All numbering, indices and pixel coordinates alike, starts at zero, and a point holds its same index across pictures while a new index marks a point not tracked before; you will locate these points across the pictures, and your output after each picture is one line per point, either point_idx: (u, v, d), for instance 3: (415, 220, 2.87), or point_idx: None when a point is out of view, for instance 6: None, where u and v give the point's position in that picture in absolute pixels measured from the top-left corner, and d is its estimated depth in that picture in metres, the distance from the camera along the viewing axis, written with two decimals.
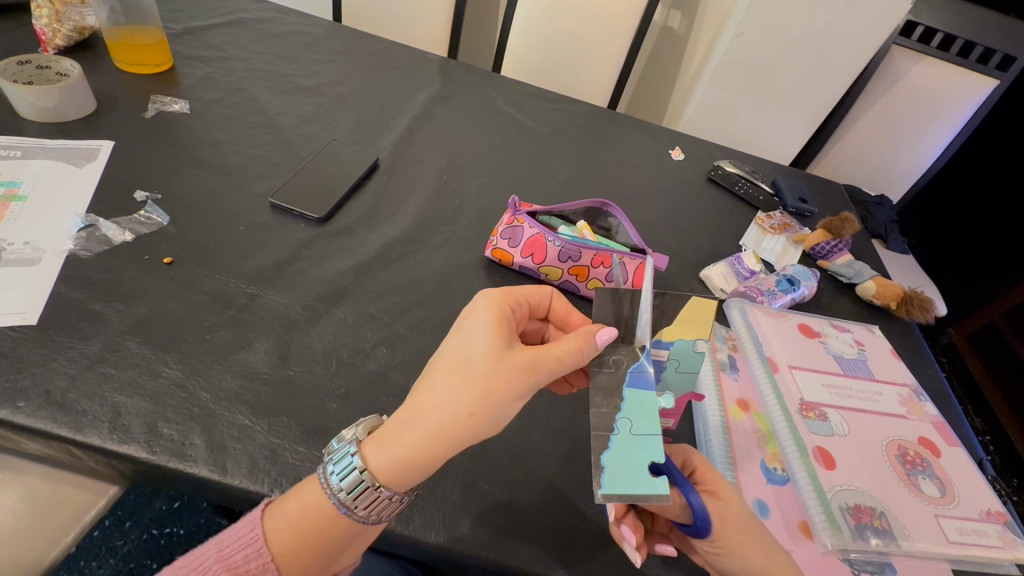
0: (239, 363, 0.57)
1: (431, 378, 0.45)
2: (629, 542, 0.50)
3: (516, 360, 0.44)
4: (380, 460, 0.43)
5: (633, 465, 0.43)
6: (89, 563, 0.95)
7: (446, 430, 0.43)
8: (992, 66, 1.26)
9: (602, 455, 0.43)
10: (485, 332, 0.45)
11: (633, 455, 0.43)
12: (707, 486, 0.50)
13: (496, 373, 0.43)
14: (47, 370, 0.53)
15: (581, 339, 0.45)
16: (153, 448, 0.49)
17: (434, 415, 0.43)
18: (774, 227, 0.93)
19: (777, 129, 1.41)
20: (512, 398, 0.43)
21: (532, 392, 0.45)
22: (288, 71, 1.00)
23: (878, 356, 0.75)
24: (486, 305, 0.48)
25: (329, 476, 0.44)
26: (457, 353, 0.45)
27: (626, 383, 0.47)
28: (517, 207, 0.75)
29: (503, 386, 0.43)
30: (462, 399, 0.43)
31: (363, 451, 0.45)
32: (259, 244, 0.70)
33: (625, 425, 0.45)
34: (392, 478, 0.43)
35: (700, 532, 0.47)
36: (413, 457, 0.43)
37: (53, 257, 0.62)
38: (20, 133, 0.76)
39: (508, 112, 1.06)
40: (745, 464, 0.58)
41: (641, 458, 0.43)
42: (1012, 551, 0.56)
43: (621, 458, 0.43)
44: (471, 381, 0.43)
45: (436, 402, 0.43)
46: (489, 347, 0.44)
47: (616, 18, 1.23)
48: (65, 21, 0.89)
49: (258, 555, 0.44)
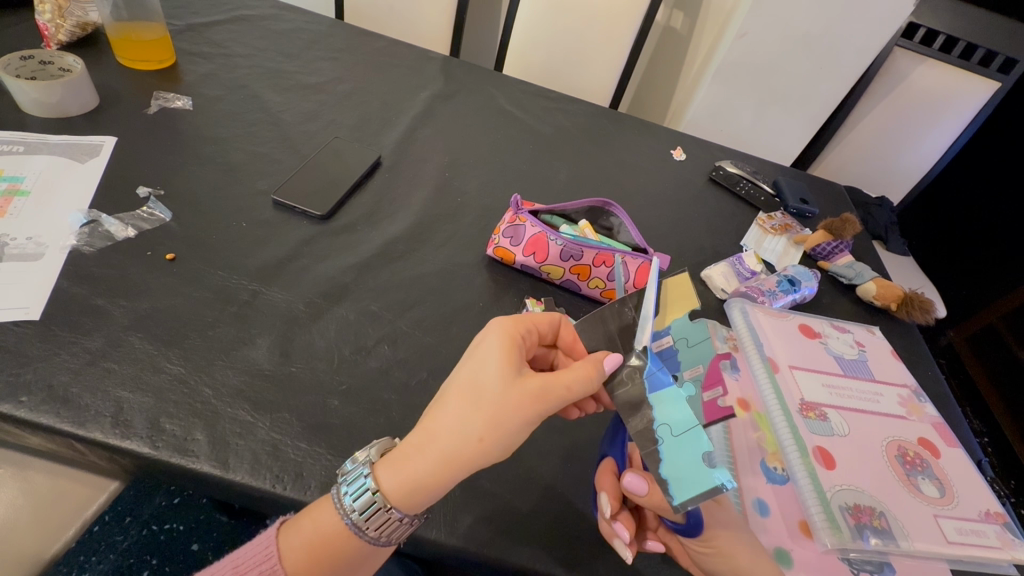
0: (241, 360, 0.57)
1: (440, 404, 0.44)
2: (621, 538, 0.50)
3: (527, 387, 0.44)
4: (392, 481, 0.43)
5: (692, 465, 0.41)
6: (89, 558, 0.95)
7: (456, 455, 0.42)
8: (993, 69, 1.28)
9: (660, 469, 0.43)
10: (495, 359, 0.45)
11: (685, 455, 0.42)
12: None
13: (507, 399, 0.43)
14: (50, 365, 0.53)
15: (589, 369, 0.47)
16: (155, 444, 0.50)
17: (443, 441, 0.43)
18: (775, 228, 0.94)
19: (778, 130, 1.41)
20: (523, 425, 0.43)
21: (543, 419, 0.44)
22: (290, 68, 1.00)
23: (878, 357, 0.75)
24: (496, 331, 0.48)
25: (342, 496, 0.44)
26: (466, 379, 0.45)
27: (647, 390, 0.47)
28: (519, 206, 0.75)
29: (515, 412, 0.43)
30: (471, 425, 0.42)
31: (375, 471, 0.45)
32: (262, 241, 0.70)
33: (666, 431, 0.44)
34: (403, 499, 0.43)
35: (691, 530, 0.50)
36: (422, 479, 0.43)
37: (56, 252, 0.62)
38: (23, 128, 0.76)
39: (510, 111, 1.07)
40: (745, 464, 0.58)
41: (693, 454, 0.42)
42: (1010, 551, 0.56)
43: (674, 463, 0.43)
44: (481, 407, 0.43)
45: (446, 427, 0.43)
46: (500, 372, 0.44)
47: (619, 18, 1.23)
48: (67, 16, 0.89)
49: (273, 572, 0.44)
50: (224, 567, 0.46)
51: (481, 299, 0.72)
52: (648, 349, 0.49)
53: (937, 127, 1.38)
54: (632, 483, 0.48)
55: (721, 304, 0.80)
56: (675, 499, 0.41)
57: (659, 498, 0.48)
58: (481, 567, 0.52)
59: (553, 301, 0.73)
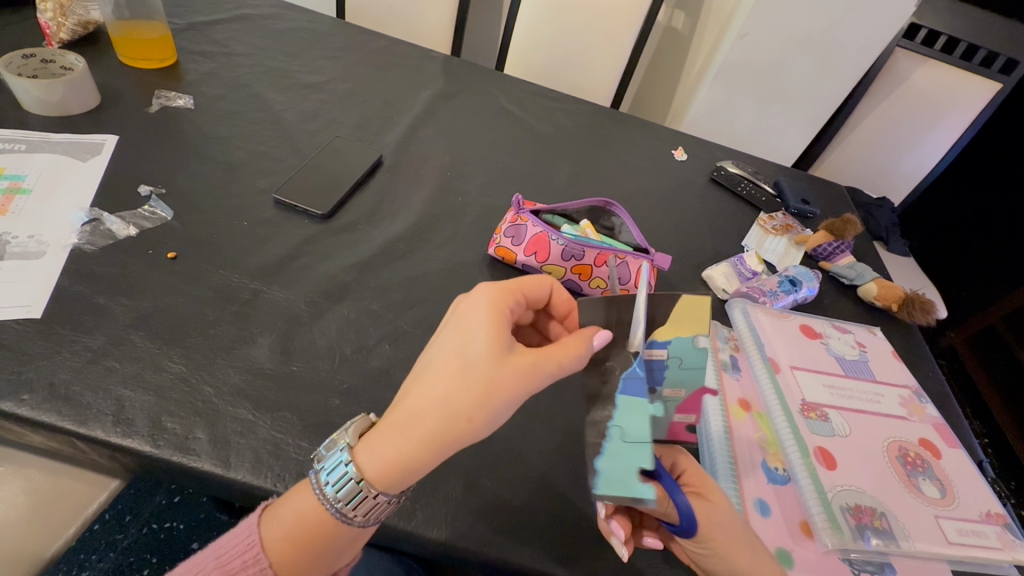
0: (242, 358, 0.57)
1: (427, 380, 0.43)
2: (617, 536, 0.51)
3: (517, 364, 0.43)
4: (374, 467, 0.43)
5: (621, 473, 0.49)
6: (89, 556, 0.95)
7: (444, 433, 0.42)
8: (995, 70, 1.28)
9: (597, 459, 0.50)
10: (484, 334, 0.44)
11: (622, 463, 0.49)
12: (695, 488, 0.52)
13: (496, 376, 0.43)
14: (52, 363, 0.53)
15: (581, 345, 0.46)
16: (156, 442, 0.50)
17: (428, 420, 0.42)
18: (776, 229, 0.93)
19: (779, 130, 1.41)
20: (511, 401, 0.43)
21: (530, 395, 0.44)
22: (292, 67, 1.00)
23: (879, 357, 0.75)
24: (484, 305, 0.47)
25: (323, 486, 0.44)
26: (454, 355, 0.44)
27: (619, 391, 0.48)
28: (521, 206, 0.75)
29: (503, 390, 0.43)
30: (460, 402, 0.42)
31: (354, 457, 0.44)
32: (263, 240, 0.70)
33: (616, 435, 0.49)
34: (386, 482, 0.43)
35: (687, 531, 0.49)
36: (408, 460, 0.42)
37: (57, 250, 0.63)
38: (25, 127, 0.76)
39: (511, 111, 1.07)
40: (748, 469, 0.58)
41: (629, 466, 0.48)
42: (1011, 552, 0.56)
43: (611, 465, 0.49)
44: (471, 385, 0.42)
45: (433, 404, 0.42)
46: (489, 349, 0.43)
47: (621, 18, 1.23)
48: (69, 15, 0.89)
49: (256, 561, 0.44)
50: (206, 559, 0.46)
51: None
52: (639, 354, 0.47)
53: (938, 128, 1.38)
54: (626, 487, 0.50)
55: (722, 304, 0.80)
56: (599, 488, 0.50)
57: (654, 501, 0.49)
58: (482, 567, 0.52)
59: None
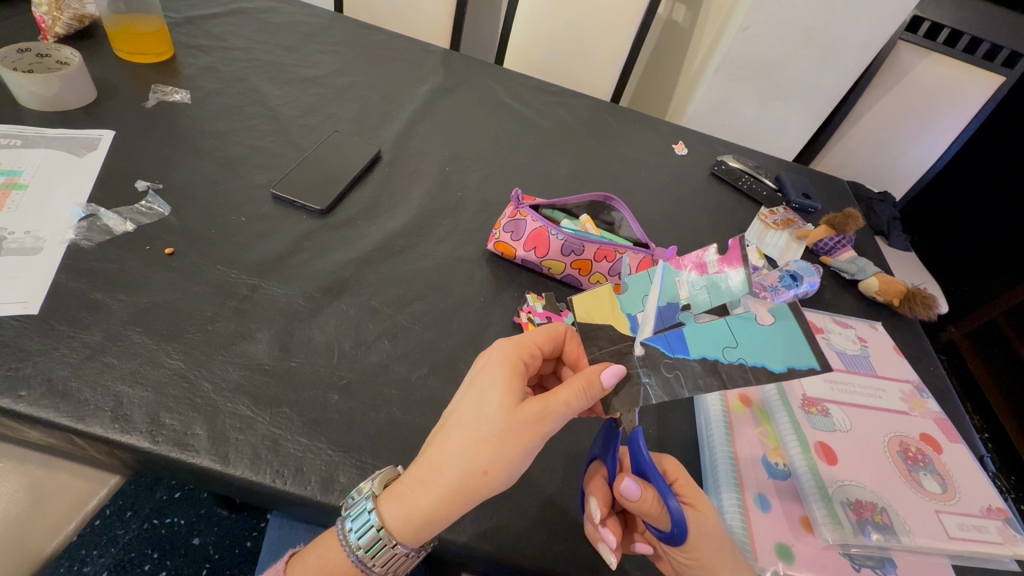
0: (240, 354, 0.57)
1: (448, 433, 0.45)
2: (606, 542, 0.49)
3: (528, 413, 0.44)
4: (396, 522, 0.45)
5: (785, 350, 0.42)
6: (90, 551, 0.95)
7: (461, 486, 0.44)
8: (998, 63, 1.27)
9: (773, 369, 0.42)
10: (499, 387, 0.46)
11: (765, 343, 0.44)
12: (686, 498, 0.49)
13: (509, 429, 0.44)
14: (48, 360, 0.52)
15: (586, 381, 0.45)
16: (155, 438, 0.49)
17: (447, 473, 0.44)
18: (776, 224, 0.93)
19: (780, 126, 1.40)
20: (524, 453, 0.44)
21: (542, 444, 0.45)
22: (289, 62, 0.99)
23: (880, 353, 0.74)
24: (498, 359, 0.48)
25: (347, 533, 0.47)
26: (469, 410, 0.46)
27: (686, 351, 0.46)
28: (520, 200, 0.75)
29: (517, 438, 0.44)
30: (475, 457, 0.44)
31: (378, 505, 0.46)
32: (263, 235, 0.70)
33: (733, 350, 0.44)
34: (406, 534, 0.45)
35: (676, 540, 0.46)
36: (429, 513, 0.44)
37: (53, 246, 0.62)
38: (20, 121, 0.76)
39: (511, 105, 1.06)
40: (744, 435, 0.60)
41: (761, 337, 0.44)
42: (1012, 547, 0.56)
43: (777, 356, 0.42)
44: (485, 440, 0.44)
45: (451, 459, 0.44)
46: (503, 402, 0.45)
47: (622, 11, 1.22)
48: (65, 9, 0.88)
49: None
50: None
51: (482, 295, 0.71)
52: (648, 338, 0.49)
53: (938, 122, 1.38)
54: (629, 489, 0.46)
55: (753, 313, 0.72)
56: (812, 362, 0.41)
57: (649, 505, 0.46)
58: (483, 564, 0.52)
59: (553, 297, 0.73)
